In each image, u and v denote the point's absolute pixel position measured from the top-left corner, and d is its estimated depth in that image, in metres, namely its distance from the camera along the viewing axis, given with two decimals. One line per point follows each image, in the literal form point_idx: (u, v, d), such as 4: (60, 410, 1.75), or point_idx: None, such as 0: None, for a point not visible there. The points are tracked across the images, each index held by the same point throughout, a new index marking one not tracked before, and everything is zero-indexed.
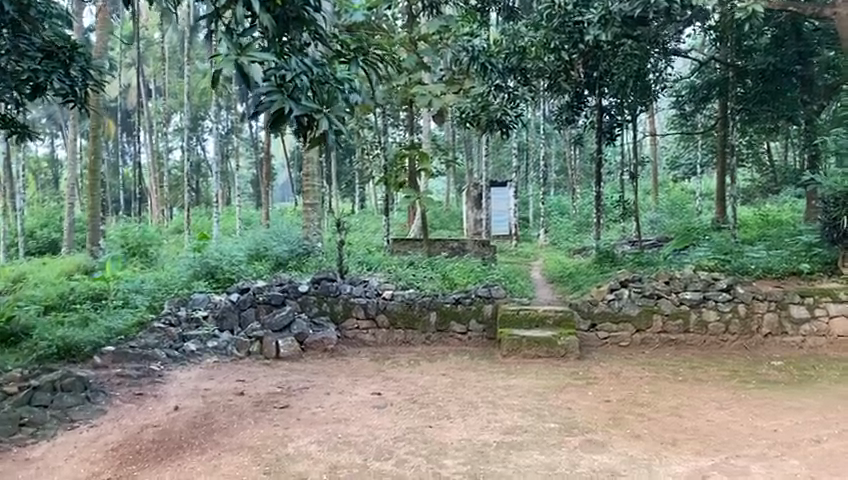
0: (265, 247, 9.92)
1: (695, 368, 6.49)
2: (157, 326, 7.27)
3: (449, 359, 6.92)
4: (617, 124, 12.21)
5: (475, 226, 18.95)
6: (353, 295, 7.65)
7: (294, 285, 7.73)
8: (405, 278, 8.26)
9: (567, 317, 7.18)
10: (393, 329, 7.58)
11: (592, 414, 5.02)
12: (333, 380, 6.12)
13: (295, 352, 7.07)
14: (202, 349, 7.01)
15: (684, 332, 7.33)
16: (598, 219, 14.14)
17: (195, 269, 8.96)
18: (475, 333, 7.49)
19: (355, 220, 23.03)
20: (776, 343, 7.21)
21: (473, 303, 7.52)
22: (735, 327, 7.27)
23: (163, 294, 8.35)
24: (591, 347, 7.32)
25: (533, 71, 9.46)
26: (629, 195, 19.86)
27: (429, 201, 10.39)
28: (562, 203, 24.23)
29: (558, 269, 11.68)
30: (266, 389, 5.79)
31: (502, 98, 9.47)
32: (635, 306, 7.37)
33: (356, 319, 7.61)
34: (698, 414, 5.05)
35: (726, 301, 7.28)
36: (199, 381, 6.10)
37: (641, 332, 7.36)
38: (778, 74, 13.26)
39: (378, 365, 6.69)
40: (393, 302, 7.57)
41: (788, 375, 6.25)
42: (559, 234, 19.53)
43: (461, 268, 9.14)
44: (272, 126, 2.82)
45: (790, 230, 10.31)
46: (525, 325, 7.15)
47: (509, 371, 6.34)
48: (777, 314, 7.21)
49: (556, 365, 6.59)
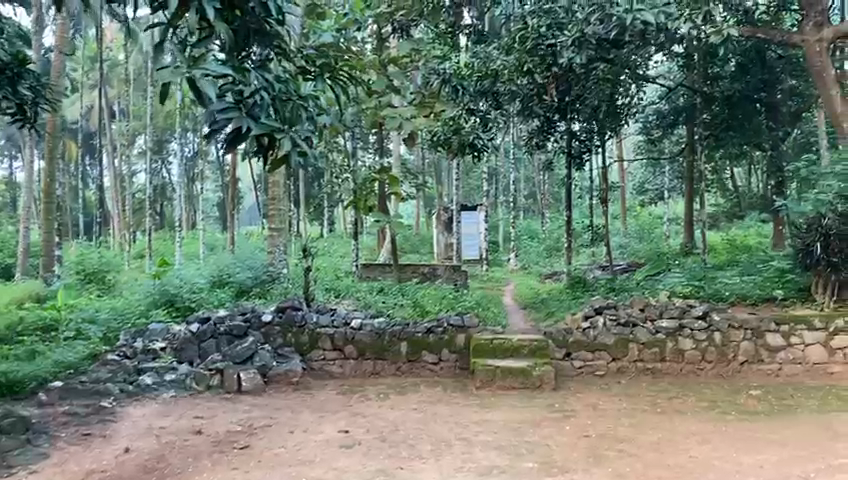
0: (228, 273, 9.55)
1: (673, 399, 6.32)
2: (111, 359, 6.87)
3: (420, 391, 6.63)
4: (587, 149, 12.18)
5: (445, 250, 18.75)
6: (320, 325, 7.33)
7: (257, 314, 7.40)
8: (374, 306, 7.97)
9: (541, 346, 6.97)
10: (361, 359, 7.27)
11: (572, 450, 4.79)
12: (298, 416, 5.79)
13: (258, 386, 6.71)
14: (158, 383, 6.62)
15: (660, 361, 7.17)
16: (568, 243, 14.00)
17: (154, 296, 8.56)
18: (447, 363, 7.23)
19: (324, 245, 22.64)
20: (753, 371, 7.09)
21: (444, 332, 7.25)
22: (711, 355, 7.14)
23: (119, 324, 7.94)
24: (566, 377, 7.10)
25: (505, 93, 9.39)
26: (598, 220, 19.90)
27: (400, 226, 10.15)
28: (532, 227, 24.23)
29: (530, 295, 11.51)
30: (226, 427, 5.43)
31: (474, 120, 9.44)
32: (610, 335, 7.20)
33: (323, 350, 7.29)
34: (680, 449, 4.86)
35: (702, 329, 7.15)
36: (154, 419, 5.72)
37: (616, 361, 7.17)
38: (742, 100, 13.35)
39: (346, 399, 6.38)
40: (361, 332, 7.27)
41: (767, 404, 6.11)
42: (529, 259, 19.45)
43: (432, 294, 8.87)
44: (227, 146, 2.56)
45: (761, 255, 10.31)
46: (499, 354, 6.91)
47: (483, 404, 6.08)
48: (753, 342, 7.10)
49: (531, 396, 6.35)
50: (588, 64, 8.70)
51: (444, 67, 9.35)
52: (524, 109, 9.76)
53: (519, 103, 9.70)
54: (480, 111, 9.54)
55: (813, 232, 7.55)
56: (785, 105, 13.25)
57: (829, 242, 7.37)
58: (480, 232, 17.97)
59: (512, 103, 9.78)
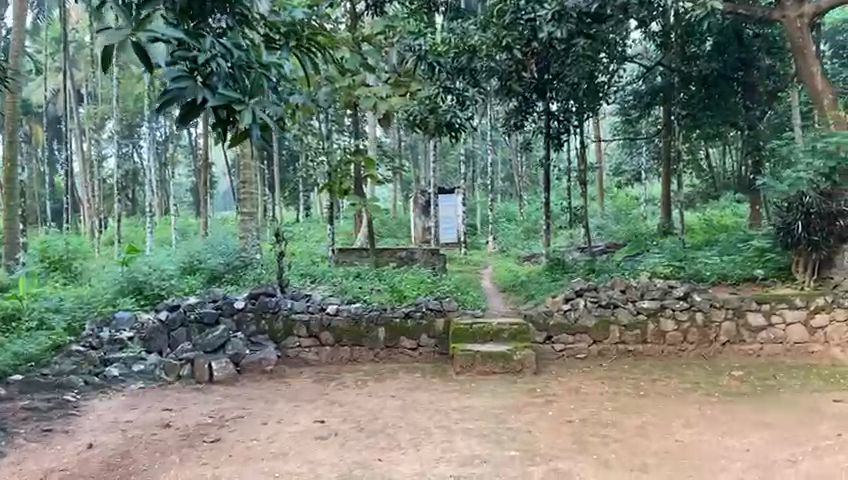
0: (199, 261, 9.26)
1: (656, 381, 6.22)
2: (75, 349, 6.55)
3: (399, 378, 6.45)
4: (565, 130, 12.06)
5: (423, 234, 18.55)
6: (294, 311, 7.10)
7: (229, 301, 7.14)
8: (350, 291, 7.76)
9: (522, 329, 6.82)
10: (338, 346, 7.06)
11: (555, 437, 4.65)
12: (272, 406, 5.58)
13: (230, 376, 6.48)
14: (125, 374, 6.36)
15: (642, 343, 7.07)
16: (547, 225, 13.84)
17: (122, 284, 8.27)
18: (426, 349, 7.06)
19: (300, 230, 22.32)
20: (734, 351, 7.04)
21: (423, 316, 7.07)
22: (693, 335, 7.07)
23: (85, 313, 7.63)
24: (547, 360, 6.97)
25: (483, 70, 9.06)
26: (577, 201, 19.84)
27: (378, 209, 9.89)
28: (509, 210, 24.13)
29: (509, 277, 11.41)
30: (196, 420, 5.20)
31: (450, 99, 9.13)
32: (591, 317, 7.07)
33: (298, 337, 7.07)
34: (665, 434, 4.74)
35: (684, 310, 7.06)
36: (120, 412, 5.47)
37: (598, 343, 7.06)
38: (719, 79, 13.30)
39: (322, 387, 6.18)
40: (337, 318, 7.05)
41: (750, 385, 6.04)
42: (507, 241, 19.35)
43: (410, 279, 8.66)
44: (181, 119, 2.29)
45: (739, 235, 10.28)
46: (479, 339, 6.75)
47: (463, 390, 5.91)
48: (735, 321, 7.04)
49: (512, 381, 6.21)
50: (568, 37, 8.53)
51: (419, 43, 9.03)
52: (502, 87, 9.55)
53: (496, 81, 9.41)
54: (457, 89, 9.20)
55: (795, 210, 7.47)
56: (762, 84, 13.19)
57: (810, 220, 7.31)
58: (458, 215, 17.80)
59: (489, 81, 9.46)
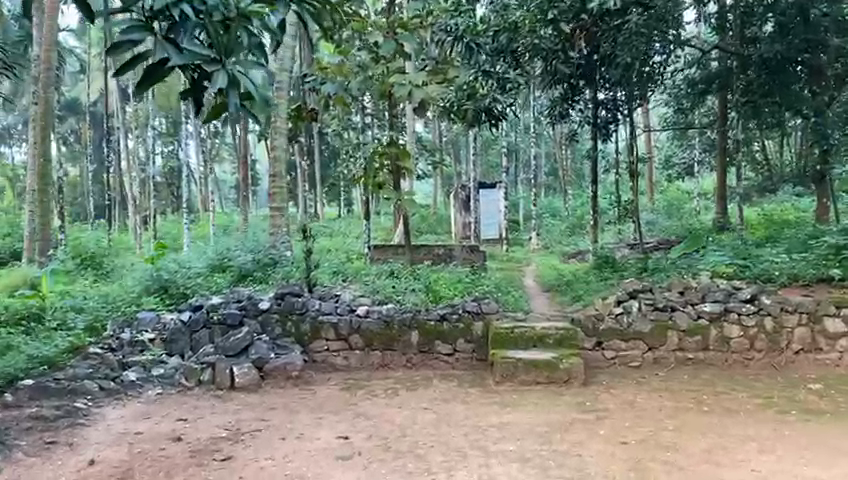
0: (227, 259, 8.90)
1: (721, 394, 5.54)
2: (93, 352, 6.22)
3: (432, 387, 5.91)
4: (613, 120, 11.42)
5: (464, 229, 17.96)
6: (322, 313, 6.63)
7: (253, 301, 6.72)
8: (383, 291, 7.24)
9: (569, 335, 6.21)
10: (368, 351, 6.56)
11: (608, 462, 4.05)
12: (293, 418, 5.11)
13: (253, 381, 6.05)
14: (143, 379, 6.00)
15: (703, 350, 6.38)
16: (594, 220, 13.11)
17: (147, 283, 7.95)
18: (463, 355, 6.50)
19: (339, 226, 22.00)
20: (809, 361, 6.29)
21: (460, 319, 6.52)
22: (761, 343, 6.33)
23: (108, 313, 7.33)
24: (597, 369, 6.34)
25: (524, 49, 8.44)
26: (625, 194, 18.97)
27: (414, 204, 9.25)
28: (553, 205, 23.33)
29: (553, 275, 10.78)
30: (209, 433, 4.77)
31: (490, 84, 8.50)
32: (646, 321, 6.41)
33: (326, 340, 6.58)
34: (739, 460, 4.08)
35: (751, 314, 6.34)
36: (131, 422, 5.07)
37: (653, 350, 6.40)
38: (785, 65, 12.33)
39: (349, 397, 5.69)
40: (368, 321, 6.56)
41: (833, 402, 5.30)
42: (552, 238, 18.62)
43: (445, 278, 8.10)
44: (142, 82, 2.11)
45: (807, 231, 9.41)
46: (522, 344, 6.16)
47: (502, 403, 5.34)
48: (810, 328, 6.29)
49: (558, 393, 5.61)
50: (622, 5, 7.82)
51: (456, 23, 8.51)
52: (547, 68, 8.80)
53: (541, 62, 8.83)
54: (501, 76, 8.48)
55: None
56: (830, 67, 12.18)
57: None
58: (500, 211, 17.15)
59: (532, 62, 8.86)
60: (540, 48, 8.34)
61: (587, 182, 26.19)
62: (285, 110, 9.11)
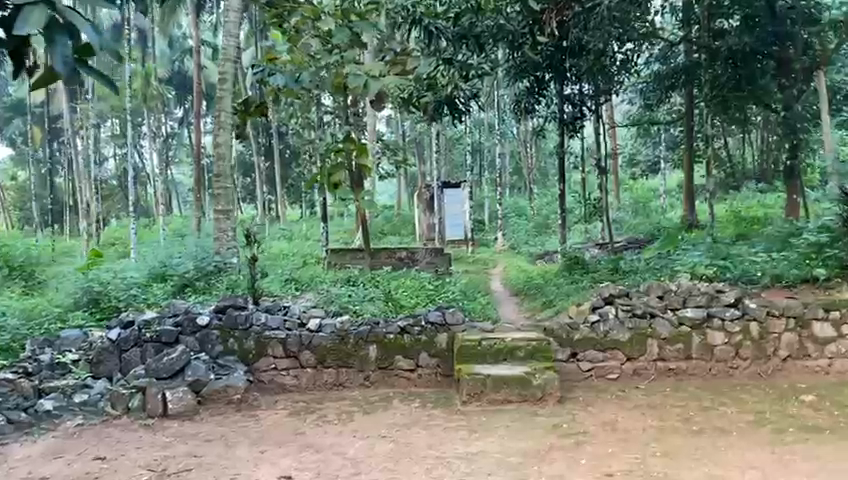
0: (168, 268, 8.13)
1: (708, 410, 5.04)
2: (3, 378, 5.43)
3: (392, 409, 5.29)
4: (581, 116, 11.04)
5: (428, 231, 17.37)
6: (268, 328, 5.94)
7: (190, 316, 5.99)
8: (338, 301, 6.59)
9: (542, 347, 5.62)
10: (321, 368, 5.90)
11: None
12: (230, 454, 4.44)
13: (189, 408, 5.34)
14: (62, 408, 5.24)
15: (685, 359, 5.89)
16: (562, 219, 12.66)
17: (76, 297, 7.16)
18: (425, 371, 5.87)
19: (299, 229, 21.23)
20: (797, 369, 5.85)
21: (422, 332, 5.91)
22: (747, 350, 5.87)
23: (27, 331, 6.51)
24: (572, 383, 5.79)
25: (487, 33, 8.08)
26: (592, 192, 18.62)
27: (375, 206, 8.57)
28: (519, 205, 22.93)
29: (521, 278, 10.27)
30: (128, 476, 4.07)
31: (452, 72, 7.95)
32: (624, 329, 5.89)
33: (273, 358, 5.90)
34: None
35: (735, 320, 5.88)
36: (38, 465, 4.33)
37: (632, 361, 5.88)
38: (751, 57, 12.00)
39: (297, 424, 5.03)
40: (320, 335, 5.91)
41: (830, 416, 4.85)
42: (518, 238, 18.18)
43: (407, 285, 7.46)
44: None
45: (782, 227, 9.09)
46: (490, 359, 5.57)
47: (469, 429, 4.74)
48: (797, 333, 5.86)
49: (532, 413, 5.04)
50: None
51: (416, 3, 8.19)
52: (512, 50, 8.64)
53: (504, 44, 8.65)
54: (464, 63, 7.98)
55: None
56: (798, 61, 11.83)
57: None
58: (464, 211, 16.60)
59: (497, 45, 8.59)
60: (506, 29, 8.09)
61: (551, 180, 25.85)
62: (231, 104, 8.37)
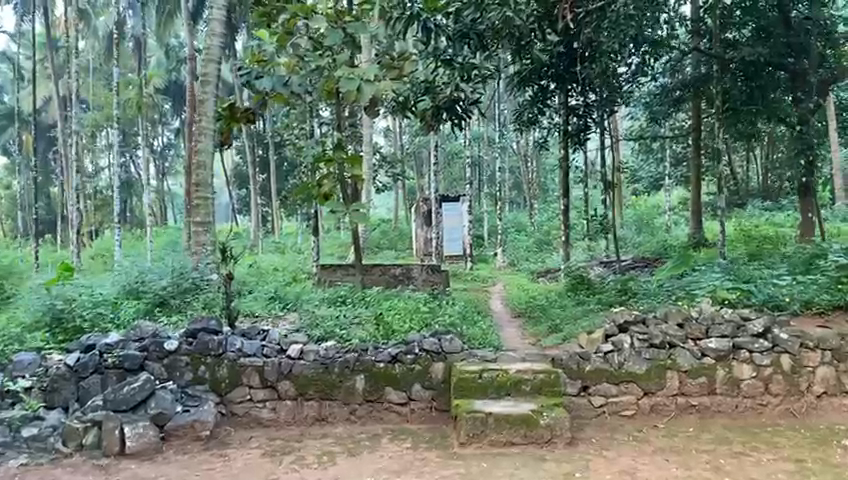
0: (142, 284, 7.49)
1: (740, 457, 4.42)
2: None
3: (379, 451, 4.66)
4: (586, 128, 10.81)
5: (425, 246, 16.79)
6: (243, 355, 5.32)
7: (157, 341, 5.36)
8: (323, 324, 5.97)
9: (550, 381, 4.99)
10: (302, 401, 5.28)
11: None
12: None
13: (150, 446, 4.71)
14: (5, 445, 4.62)
15: (708, 395, 5.28)
16: (565, 237, 12.06)
17: (38, 313, 6.55)
18: (419, 405, 5.25)
19: (293, 243, 20.69)
20: (834, 408, 5.25)
21: (415, 361, 5.28)
22: (778, 386, 5.27)
23: None
24: (581, 420, 5.17)
25: (493, 27, 7.21)
26: (594, 209, 18.10)
27: (368, 220, 7.93)
28: (519, 220, 22.39)
29: (522, 298, 9.69)
30: None
31: (450, 72, 7.37)
32: (641, 360, 5.29)
33: (248, 387, 5.29)
34: None
35: (764, 352, 5.29)
36: None
37: (649, 396, 5.28)
38: (762, 70, 11.53)
39: (270, 468, 4.40)
40: (301, 364, 5.29)
41: None
42: (518, 254, 17.63)
43: (401, 307, 6.83)
44: None
45: (803, 247, 8.53)
46: (491, 393, 4.96)
47: (467, 478, 4.11)
48: (833, 367, 5.28)
49: (540, 458, 4.42)
50: None
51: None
52: (520, 46, 7.91)
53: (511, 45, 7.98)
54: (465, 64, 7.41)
55: None
56: (814, 73, 11.36)
57: None
58: (463, 225, 15.97)
59: (501, 42, 7.79)
60: (514, 23, 7.02)
61: (552, 195, 25.30)
62: (214, 108, 7.81)
